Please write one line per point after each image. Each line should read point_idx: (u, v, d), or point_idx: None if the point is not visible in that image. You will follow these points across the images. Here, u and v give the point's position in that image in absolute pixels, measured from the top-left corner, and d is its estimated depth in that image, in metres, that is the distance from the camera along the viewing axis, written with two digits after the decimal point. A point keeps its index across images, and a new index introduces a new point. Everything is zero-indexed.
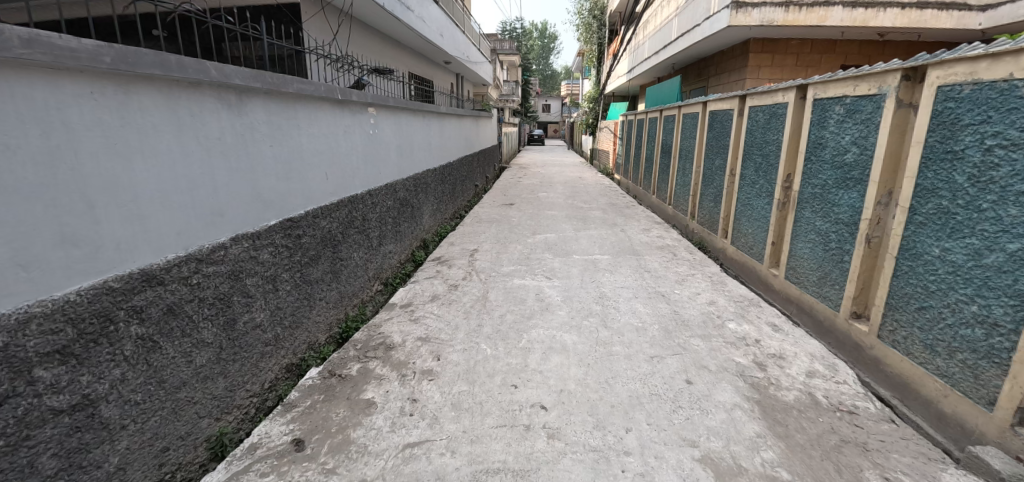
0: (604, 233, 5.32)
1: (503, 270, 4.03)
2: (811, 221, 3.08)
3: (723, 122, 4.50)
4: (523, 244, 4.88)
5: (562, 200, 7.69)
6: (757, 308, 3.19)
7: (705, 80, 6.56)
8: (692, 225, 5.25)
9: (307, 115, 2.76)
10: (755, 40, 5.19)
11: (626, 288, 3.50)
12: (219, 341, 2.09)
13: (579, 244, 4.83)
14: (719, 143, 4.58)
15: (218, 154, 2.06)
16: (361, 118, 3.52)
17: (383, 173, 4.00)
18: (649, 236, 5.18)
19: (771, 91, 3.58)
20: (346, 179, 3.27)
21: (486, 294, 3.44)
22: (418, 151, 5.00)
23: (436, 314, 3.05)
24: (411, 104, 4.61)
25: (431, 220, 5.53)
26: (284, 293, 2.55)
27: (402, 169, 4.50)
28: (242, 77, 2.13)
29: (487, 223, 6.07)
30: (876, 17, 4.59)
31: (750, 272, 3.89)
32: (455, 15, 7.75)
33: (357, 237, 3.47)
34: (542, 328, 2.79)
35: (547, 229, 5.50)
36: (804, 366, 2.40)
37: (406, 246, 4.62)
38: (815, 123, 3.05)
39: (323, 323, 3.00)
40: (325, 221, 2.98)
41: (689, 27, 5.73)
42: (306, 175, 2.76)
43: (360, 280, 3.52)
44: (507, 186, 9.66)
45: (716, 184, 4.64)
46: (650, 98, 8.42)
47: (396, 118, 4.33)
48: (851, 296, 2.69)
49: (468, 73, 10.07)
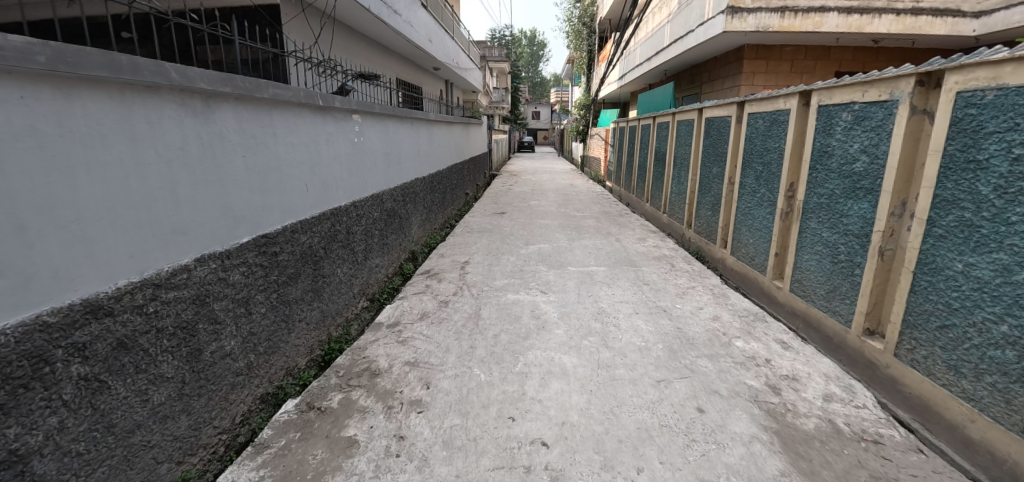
0: (599, 243, 5.17)
1: (496, 284, 3.85)
2: (818, 232, 2.96)
3: (720, 129, 4.39)
4: (516, 255, 4.70)
5: (554, 208, 7.54)
6: (763, 323, 3.05)
7: (698, 86, 6.48)
8: (689, 234, 5.12)
9: (285, 123, 2.56)
10: (749, 46, 5.12)
11: (625, 303, 3.34)
12: (181, 375, 1.87)
13: (574, 255, 4.66)
14: (716, 150, 4.47)
15: (181, 167, 1.85)
16: (345, 125, 3.33)
17: (369, 183, 3.81)
18: (645, 246, 5.04)
19: (772, 97, 3.47)
20: (329, 190, 3.07)
21: (478, 311, 3.25)
22: (406, 160, 4.81)
23: (425, 335, 2.85)
24: (399, 111, 4.43)
25: (420, 230, 5.33)
26: (258, 316, 2.34)
27: (390, 178, 4.30)
28: (209, 81, 1.93)
29: (478, 233, 5.88)
30: (872, 23, 4.55)
31: (751, 283, 3.76)
32: (444, 20, 7.62)
33: (341, 252, 3.26)
34: (539, 350, 2.60)
35: (540, 240, 5.33)
36: (819, 389, 2.25)
37: (394, 259, 4.41)
38: (820, 130, 2.94)
39: (303, 346, 2.78)
40: (305, 236, 2.77)
41: (683, 33, 5.65)
42: (283, 186, 2.56)
43: (344, 297, 3.31)
44: (497, 194, 9.49)
45: (713, 192, 4.52)
46: (642, 104, 8.35)
47: (383, 126, 4.15)
48: (864, 311, 2.56)
49: (458, 79, 9.94)
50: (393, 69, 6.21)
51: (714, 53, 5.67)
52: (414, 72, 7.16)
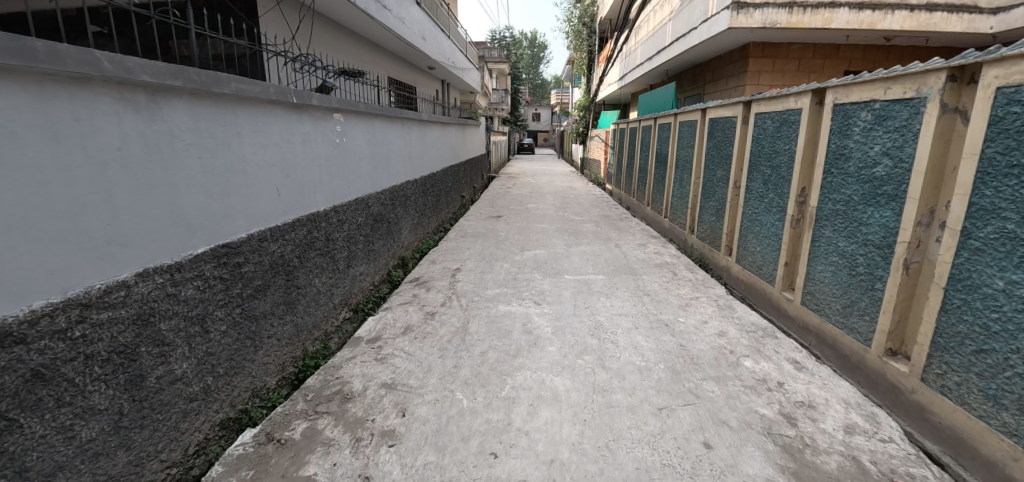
0: (597, 249, 4.93)
1: (487, 294, 3.61)
2: (833, 241, 2.73)
3: (725, 130, 4.16)
4: (510, 262, 4.47)
5: (552, 212, 7.31)
6: (773, 339, 2.81)
7: (701, 86, 6.26)
8: (692, 240, 4.89)
9: (253, 121, 2.34)
10: (755, 44, 4.90)
11: (624, 316, 3.10)
12: (118, 405, 1.65)
13: (571, 262, 4.43)
14: (721, 153, 4.24)
15: (120, 170, 1.63)
16: (325, 125, 3.10)
17: (353, 186, 3.58)
18: (646, 253, 4.81)
19: (781, 96, 3.25)
20: (306, 195, 2.85)
21: (466, 324, 3.02)
22: (396, 162, 4.59)
23: (406, 352, 2.62)
24: (388, 110, 4.22)
25: (411, 234, 5.11)
26: (217, 335, 2.12)
27: (377, 181, 4.08)
28: (154, 73, 1.71)
29: (472, 238, 5.65)
30: (884, 20, 4.33)
31: (759, 294, 3.53)
32: (440, 19, 7.42)
33: (319, 260, 3.03)
34: (529, 370, 2.37)
35: (537, 245, 5.10)
36: (839, 419, 2.02)
37: (381, 266, 4.19)
38: (835, 131, 2.71)
39: (273, 364, 2.55)
40: (276, 244, 2.55)
41: (685, 31, 5.43)
42: (250, 190, 2.34)
43: (323, 309, 3.09)
44: (495, 197, 9.27)
45: (717, 197, 4.29)
46: (643, 105, 8.12)
47: (370, 126, 3.93)
48: (886, 330, 2.33)
49: (455, 80, 9.75)
50: (384, 68, 6.00)
51: (718, 52, 5.45)
52: (408, 71, 6.95)
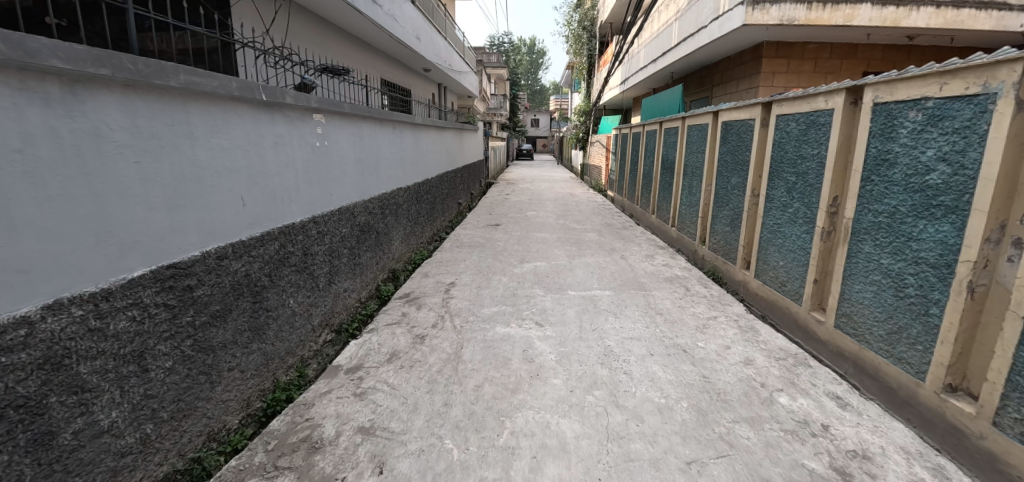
0: (602, 260, 4.60)
1: (483, 313, 3.27)
2: (874, 258, 2.41)
3: (740, 134, 3.86)
4: (508, 276, 4.13)
5: (552, 220, 6.98)
6: (807, 369, 2.49)
7: (709, 89, 5.97)
8: (703, 252, 4.57)
9: (211, 120, 2.01)
10: (769, 43, 4.61)
11: (636, 341, 2.76)
12: (16, 474, 1.31)
13: (574, 276, 4.10)
14: (736, 158, 3.94)
15: (19, 178, 1.30)
16: (303, 126, 2.78)
17: (336, 194, 3.25)
18: (654, 265, 4.48)
19: (807, 96, 2.95)
20: (278, 204, 2.53)
21: (460, 350, 2.67)
22: (385, 167, 4.25)
23: (389, 386, 2.28)
24: (378, 111, 3.90)
25: (403, 245, 4.78)
26: (159, 372, 1.78)
27: (364, 188, 3.75)
28: (71, 58, 1.39)
29: (469, 248, 5.32)
30: (909, 17, 4.05)
31: (782, 314, 3.21)
32: (436, 19, 7.12)
33: (295, 278, 2.70)
34: (531, 411, 2.03)
35: (537, 256, 4.76)
36: (902, 474, 1.69)
37: (369, 280, 3.87)
38: (876, 133, 2.41)
39: (235, 401, 2.21)
40: (240, 262, 2.21)
41: (693, 31, 5.14)
42: (206, 201, 2.01)
43: (299, 331, 2.76)
44: (493, 204, 8.95)
45: (732, 205, 3.98)
46: (646, 109, 7.83)
47: (356, 128, 3.61)
48: (945, 363, 2.00)
49: (452, 83, 9.47)
50: (376, 68, 5.70)
51: (728, 52, 5.16)
52: (402, 73, 6.66)
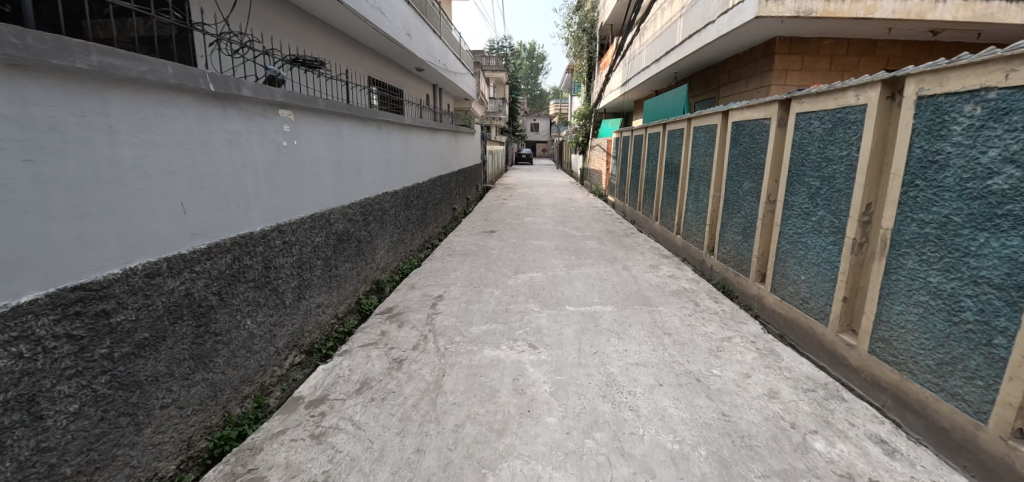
0: (603, 271, 4.26)
1: (471, 333, 2.92)
2: (919, 275, 2.08)
3: (754, 135, 3.54)
4: (501, 288, 3.78)
5: (550, 227, 6.65)
6: (841, 403, 2.15)
7: (716, 89, 5.66)
8: (712, 262, 4.23)
9: (139, 111, 1.69)
10: (781, 38, 4.30)
11: (643, 368, 2.42)
12: None
13: (573, 289, 3.75)
14: (749, 161, 3.61)
15: None
16: (267, 123, 2.46)
17: (308, 200, 2.92)
18: (660, 277, 4.13)
19: (833, 90, 2.63)
20: (231, 212, 2.20)
21: (440, 379, 2.33)
22: (369, 170, 3.92)
23: (354, 425, 1.95)
24: (359, 109, 3.57)
25: (390, 254, 4.44)
26: (60, 418, 1.44)
27: (343, 192, 3.42)
28: None
29: (461, 257, 4.97)
30: (934, 9, 3.74)
31: (805, 334, 2.88)
32: (430, 17, 6.83)
33: (252, 295, 2.36)
34: (519, 460, 1.70)
35: (533, 266, 4.43)
36: None
37: (348, 293, 3.54)
38: (920, 131, 2.08)
39: (171, 444, 1.87)
40: (177, 280, 1.88)
41: (700, 26, 4.84)
42: (131, 207, 1.67)
43: (259, 355, 2.43)
44: (489, 209, 8.62)
45: (744, 213, 3.65)
46: (648, 112, 7.52)
47: (335, 127, 3.29)
48: (1014, 404, 1.65)
49: (448, 85, 9.17)
50: (362, 65, 5.40)
51: (736, 49, 4.86)
52: (392, 72, 6.36)
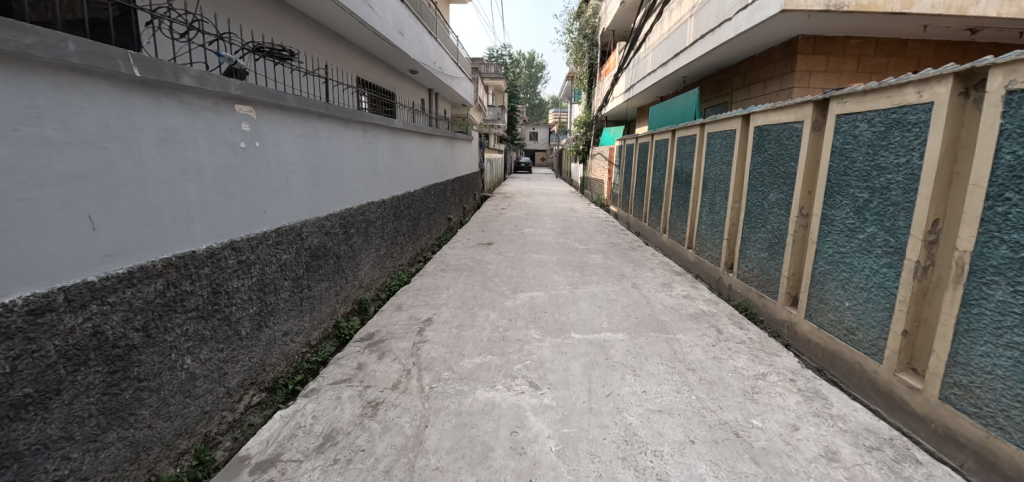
0: (610, 291, 3.83)
1: (462, 368, 2.49)
2: (1011, 310, 1.69)
3: (781, 140, 3.15)
4: (498, 311, 3.35)
5: (551, 239, 6.23)
6: (915, 467, 1.73)
7: (729, 93, 5.30)
8: (730, 281, 3.83)
9: (24, 97, 1.29)
10: (805, 37, 3.95)
11: (669, 418, 1.99)
12: None
13: (578, 312, 3.33)
14: (775, 170, 3.23)
15: None
16: (220, 120, 2.06)
17: (275, 211, 2.51)
18: (674, 297, 3.72)
19: (887, 87, 2.25)
20: (166, 227, 1.79)
21: (422, 432, 1.91)
22: (352, 178, 3.52)
23: None
24: (340, 109, 3.17)
25: (376, 270, 4.03)
26: None
27: (320, 202, 3.01)
28: None
29: (455, 272, 4.55)
30: (978, 5, 3.37)
31: (851, 371, 2.47)
32: (426, 17, 6.46)
33: (193, 327, 1.94)
34: None
35: (533, 284, 4.01)
36: None
37: (325, 316, 3.11)
38: (1010, 133, 1.70)
39: None
40: (81, 316, 1.46)
41: (713, 25, 4.49)
42: (7, 223, 1.27)
43: (202, 400, 2.00)
44: (487, 219, 8.22)
45: (771, 227, 3.26)
46: (654, 118, 7.17)
47: (312, 128, 2.89)
48: None
49: (443, 89, 8.81)
50: (348, 64, 4.99)
51: (754, 50, 4.51)
52: (383, 73, 5.97)
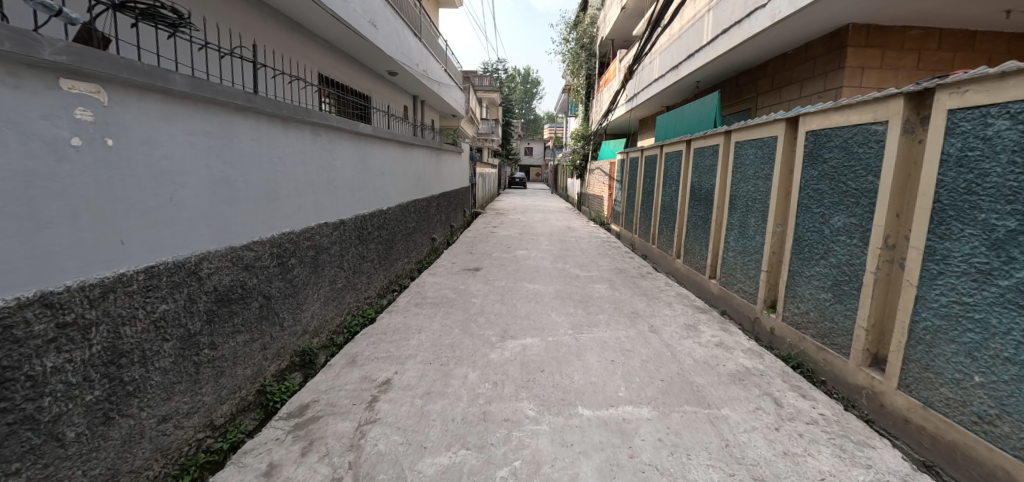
0: (623, 337, 3.02)
1: (419, 477, 1.67)
2: None
3: (850, 148, 2.42)
4: (480, 370, 2.53)
5: (548, 264, 5.44)
6: None
7: (755, 98, 4.61)
8: (773, 324, 3.05)
9: None
10: (856, 27, 3.27)
11: None
12: None
13: (584, 371, 2.51)
14: (840, 186, 2.48)
15: None
16: (18, 101, 1.27)
17: (147, 241, 1.70)
18: (705, 347, 2.91)
19: None
20: None
21: None
22: (293, 193, 2.72)
23: None
24: (273, 103, 2.39)
25: (329, 308, 3.21)
26: None
27: (236, 226, 2.20)
28: None
29: (431, 308, 3.73)
30: None
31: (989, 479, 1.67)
32: (408, 13, 5.70)
33: None
34: None
35: (527, 328, 3.19)
36: None
37: (244, 380, 2.28)
38: None
39: None
40: None
41: (740, 16, 3.81)
42: None
43: None
44: (476, 239, 7.43)
45: (835, 260, 2.49)
46: (662, 129, 6.47)
47: (228, 126, 2.11)
48: None
49: (430, 96, 8.07)
50: (309, 58, 4.22)
51: (788, 46, 3.84)
52: (354, 72, 5.20)
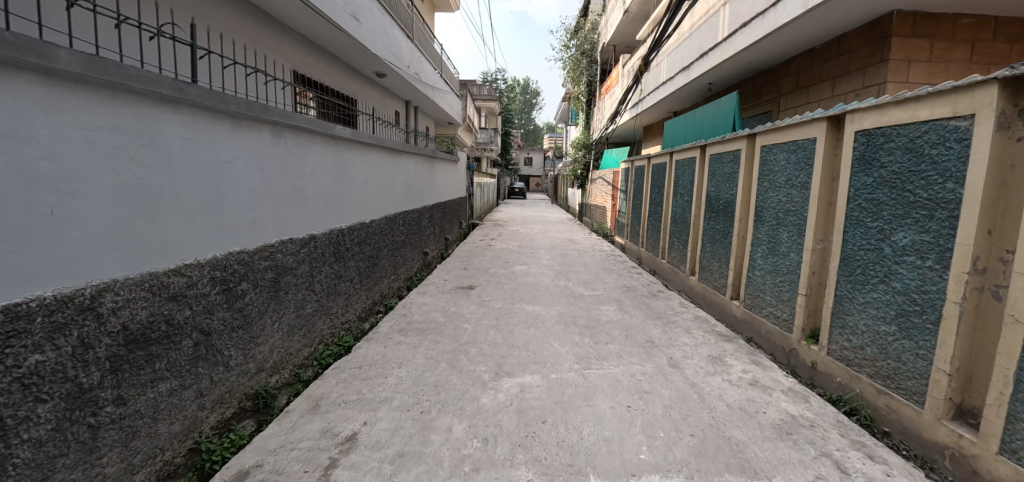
0: (639, 374, 2.56)
1: None
2: None
3: (917, 149, 1.99)
4: (467, 420, 2.07)
5: (549, 281, 4.98)
6: None
7: (778, 98, 4.22)
8: (815, 358, 2.59)
9: None
10: (900, 14, 2.87)
11: None
12: None
13: (596, 422, 2.04)
14: (905, 195, 2.05)
15: None
16: None
17: (10, 271, 1.25)
18: (738, 386, 2.45)
19: None
20: None
21: None
22: (244, 205, 2.28)
23: None
24: (216, 96, 1.97)
25: (295, 338, 2.76)
26: None
27: (159, 246, 1.76)
28: None
29: (417, 336, 3.26)
30: None
31: None
32: (399, 12, 5.35)
33: None
34: None
35: (526, 362, 2.72)
36: None
37: (168, 439, 1.81)
38: None
39: None
40: None
41: (760, 8, 3.43)
42: None
43: None
44: (473, 253, 6.97)
45: (901, 286, 2.04)
46: (671, 135, 6.08)
47: (148, 122, 1.68)
48: None
49: (424, 101, 7.72)
50: (284, 54, 3.84)
51: (817, 39, 3.44)
52: (337, 73, 4.83)
